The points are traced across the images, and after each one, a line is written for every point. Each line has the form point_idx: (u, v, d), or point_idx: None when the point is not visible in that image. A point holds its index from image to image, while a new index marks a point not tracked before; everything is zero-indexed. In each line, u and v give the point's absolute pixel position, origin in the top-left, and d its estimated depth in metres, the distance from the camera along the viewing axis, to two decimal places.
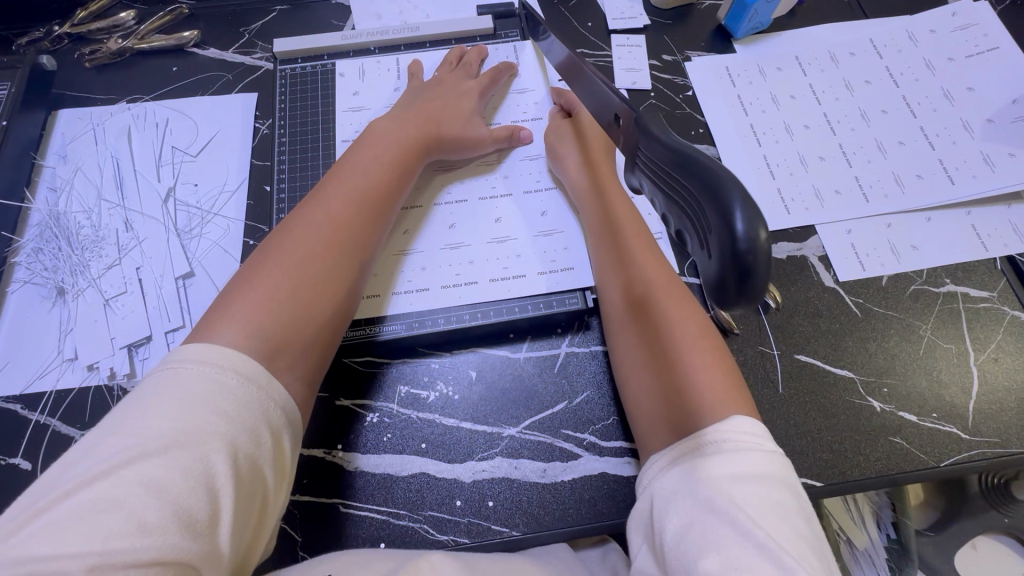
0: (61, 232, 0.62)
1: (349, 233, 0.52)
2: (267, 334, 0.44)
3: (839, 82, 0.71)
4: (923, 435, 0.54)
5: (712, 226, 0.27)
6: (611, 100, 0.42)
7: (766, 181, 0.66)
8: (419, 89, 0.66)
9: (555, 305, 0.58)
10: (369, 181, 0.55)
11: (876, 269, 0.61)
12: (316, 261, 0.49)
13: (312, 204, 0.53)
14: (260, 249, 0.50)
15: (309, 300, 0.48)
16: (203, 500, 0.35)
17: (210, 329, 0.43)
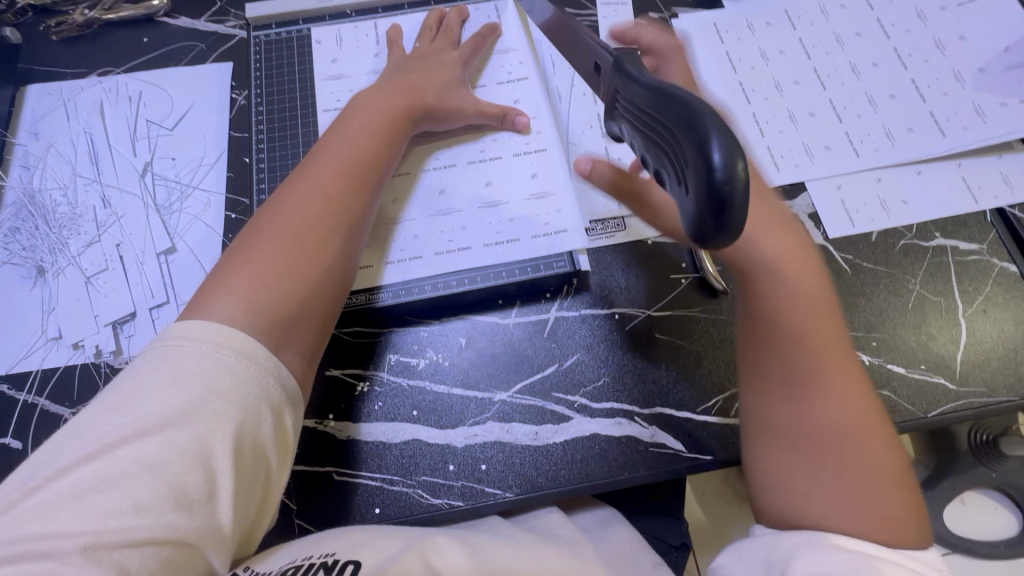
0: (38, 211, 0.61)
1: (344, 204, 0.50)
2: (266, 308, 0.42)
3: (830, 35, 0.69)
4: (911, 387, 0.54)
5: (688, 159, 0.28)
6: (592, 50, 0.41)
7: (756, 139, 0.65)
8: (401, 59, 0.64)
9: (543, 268, 0.58)
10: (360, 150, 0.53)
11: (865, 225, 0.61)
12: (310, 232, 0.47)
13: (302, 180, 0.50)
14: (251, 223, 0.47)
15: (306, 272, 0.46)
16: (200, 477, 0.35)
17: (204, 305, 0.41)
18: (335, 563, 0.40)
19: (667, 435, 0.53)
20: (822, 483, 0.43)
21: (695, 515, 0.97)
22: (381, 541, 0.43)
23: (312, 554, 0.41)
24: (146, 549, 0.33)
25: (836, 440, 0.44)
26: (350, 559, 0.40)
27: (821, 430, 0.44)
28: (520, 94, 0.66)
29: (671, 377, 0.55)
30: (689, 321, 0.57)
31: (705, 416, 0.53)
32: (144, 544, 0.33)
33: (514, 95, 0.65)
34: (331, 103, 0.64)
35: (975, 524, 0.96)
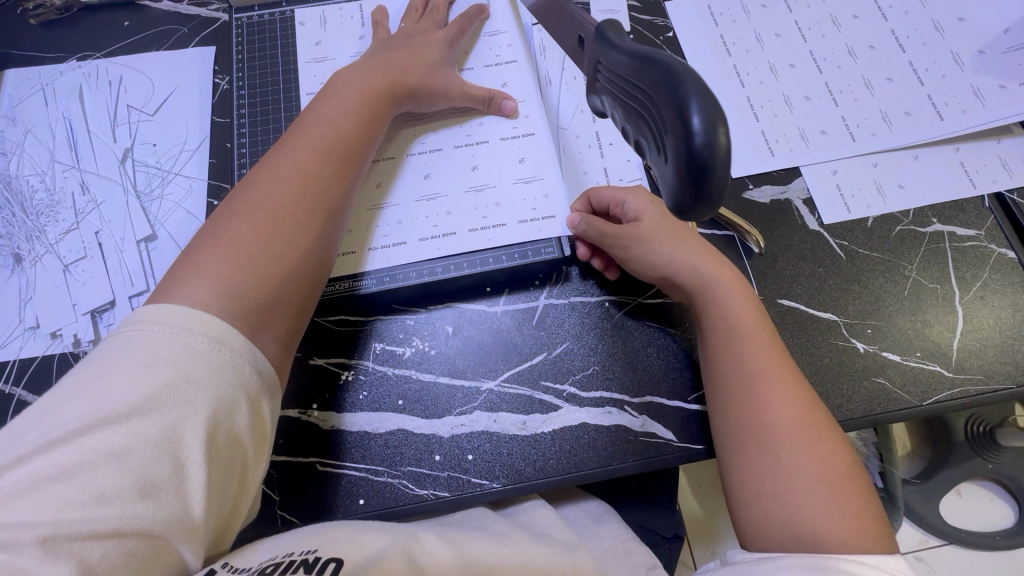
0: (15, 198, 0.59)
1: (322, 188, 0.48)
2: (239, 293, 0.41)
3: (826, 17, 0.68)
4: (906, 375, 0.53)
5: (668, 127, 0.27)
6: (574, 23, 0.40)
7: (750, 124, 0.63)
8: (384, 40, 0.62)
9: (531, 255, 0.56)
10: (341, 135, 0.51)
11: (861, 210, 0.60)
12: (285, 215, 0.46)
13: (277, 164, 0.48)
14: (224, 206, 0.46)
15: (281, 256, 0.44)
16: (169, 467, 0.34)
17: (174, 289, 0.40)
18: (317, 561, 0.38)
19: (657, 424, 0.52)
20: (795, 494, 0.43)
21: (690, 506, 0.96)
22: (364, 536, 0.41)
23: (293, 551, 0.39)
24: (110, 541, 0.32)
25: (800, 449, 0.45)
26: (331, 556, 0.38)
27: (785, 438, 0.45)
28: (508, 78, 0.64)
29: (662, 365, 0.54)
30: (681, 308, 0.56)
31: (697, 404, 0.52)
32: (108, 536, 0.32)
33: (504, 78, 0.64)
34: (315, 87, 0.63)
35: (972, 515, 0.95)
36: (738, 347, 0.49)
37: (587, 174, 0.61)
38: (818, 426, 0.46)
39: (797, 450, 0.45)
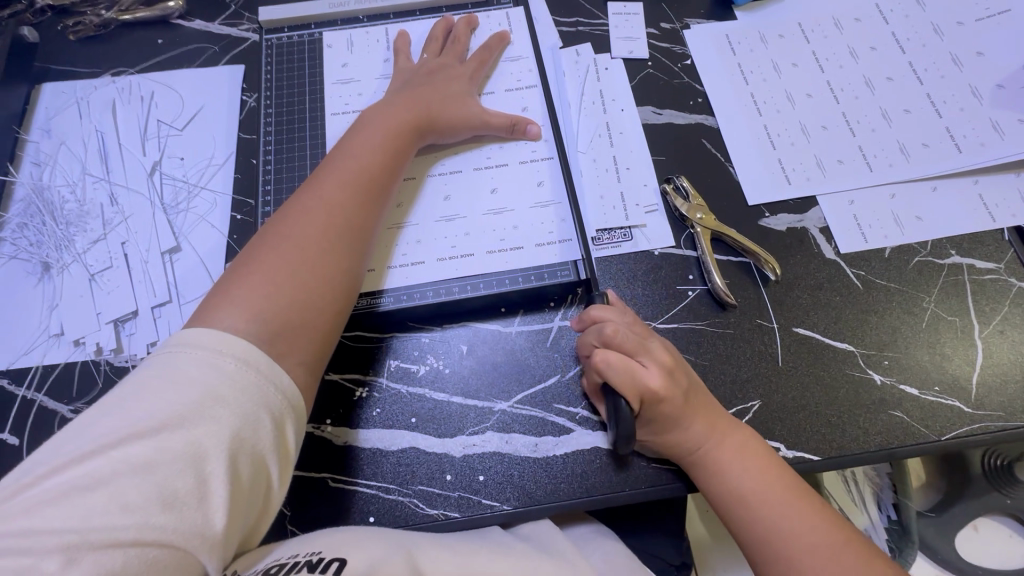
0: (46, 207, 0.61)
1: (352, 219, 0.50)
2: (268, 318, 0.42)
3: (844, 49, 0.69)
4: (924, 409, 0.53)
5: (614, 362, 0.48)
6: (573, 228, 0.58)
7: (767, 152, 0.64)
8: (410, 74, 0.64)
9: (547, 278, 0.57)
10: (370, 165, 0.53)
11: (878, 241, 0.60)
12: (313, 243, 0.47)
13: (309, 196, 0.50)
14: (258, 237, 0.48)
15: (308, 283, 0.46)
16: (193, 480, 0.35)
17: (209, 315, 0.42)
18: (321, 562, 0.39)
19: None
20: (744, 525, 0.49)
21: (697, 529, 0.95)
22: (368, 543, 0.41)
23: (300, 553, 0.40)
24: (132, 551, 0.32)
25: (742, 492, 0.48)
26: (335, 556, 0.39)
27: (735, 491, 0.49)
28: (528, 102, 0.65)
29: None
30: (696, 335, 0.56)
31: None
32: (131, 545, 0.32)
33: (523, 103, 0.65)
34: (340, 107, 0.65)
35: (990, 553, 0.93)
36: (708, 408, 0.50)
37: (604, 198, 0.61)
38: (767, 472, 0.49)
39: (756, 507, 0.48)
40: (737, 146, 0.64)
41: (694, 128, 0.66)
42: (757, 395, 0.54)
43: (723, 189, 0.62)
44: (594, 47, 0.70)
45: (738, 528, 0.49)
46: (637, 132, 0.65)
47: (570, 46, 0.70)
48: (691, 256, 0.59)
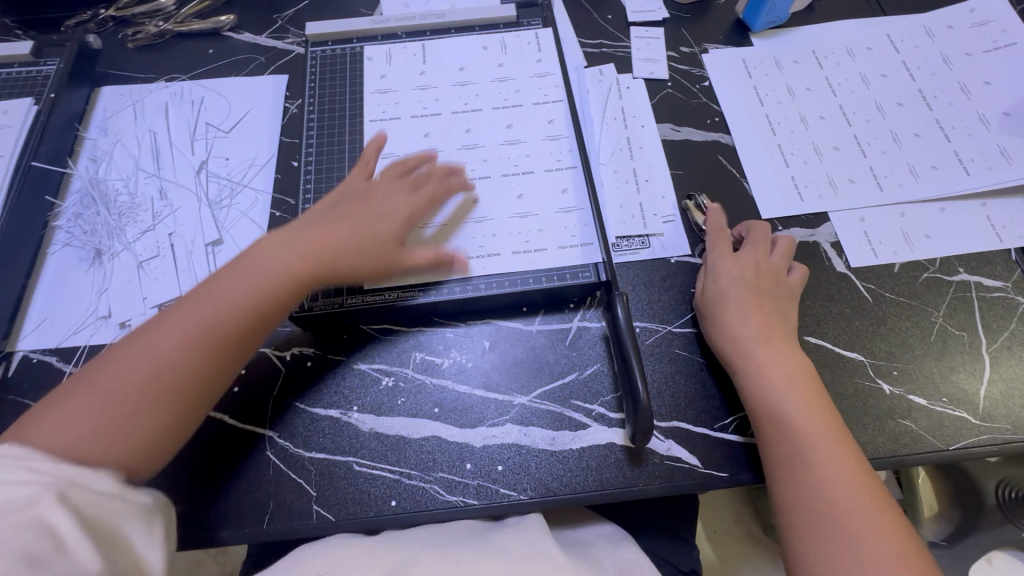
0: (101, 198, 0.65)
1: (227, 344, 0.49)
2: (79, 450, 0.42)
3: (856, 75, 0.72)
4: (933, 419, 0.54)
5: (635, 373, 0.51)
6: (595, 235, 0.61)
7: (781, 169, 0.67)
8: (349, 189, 0.60)
9: (568, 278, 0.59)
10: (260, 279, 0.51)
11: (888, 256, 0.62)
12: (163, 367, 0.46)
13: (191, 307, 0.49)
14: (114, 351, 0.48)
15: (146, 428, 0.45)
16: (52, 543, 0.36)
17: (28, 430, 0.43)
18: None
19: (682, 449, 0.53)
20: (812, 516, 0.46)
21: (706, 552, 0.94)
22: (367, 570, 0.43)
23: None
24: None
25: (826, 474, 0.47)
26: None
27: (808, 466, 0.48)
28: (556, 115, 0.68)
29: (689, 391, 0.56)
30: None
31: (722, 432, 0.54)
32: None
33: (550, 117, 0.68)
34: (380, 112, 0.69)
35: None
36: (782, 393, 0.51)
37: (623, 207, 0.65)
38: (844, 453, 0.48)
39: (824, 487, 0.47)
40: (752, 163, 0.67)
41: (711, 144, 0.69)
42: None
43: (737, 202, 0.65)
44: (616, 68, 0.74)
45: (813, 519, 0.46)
46: (656, 147, 0.68)
47: (594, 66, 0.74)
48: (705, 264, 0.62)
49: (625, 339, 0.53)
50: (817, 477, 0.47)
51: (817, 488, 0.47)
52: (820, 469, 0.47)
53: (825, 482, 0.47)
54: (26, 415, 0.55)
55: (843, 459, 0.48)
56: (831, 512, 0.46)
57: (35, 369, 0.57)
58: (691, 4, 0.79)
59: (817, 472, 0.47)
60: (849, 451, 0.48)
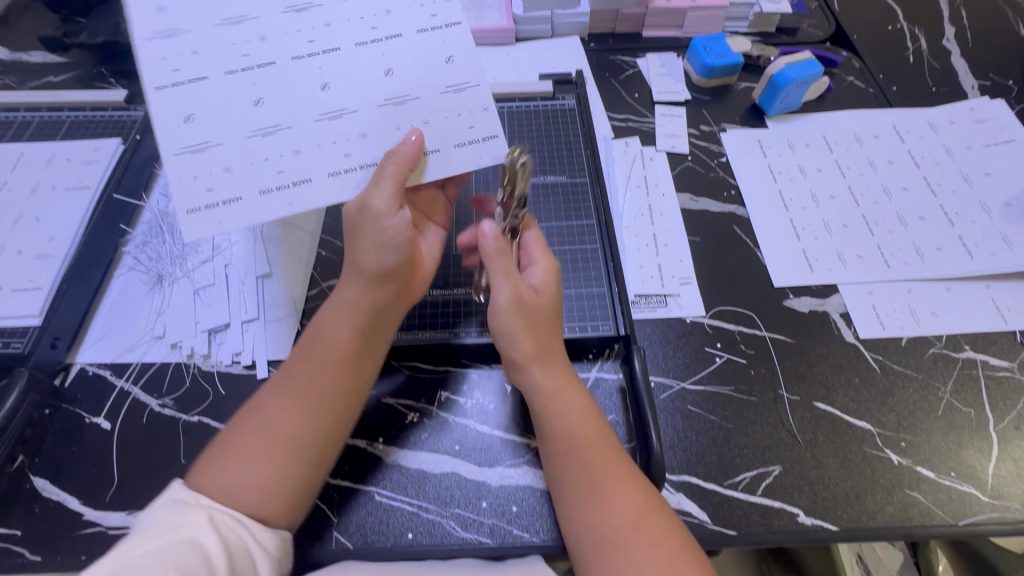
0: (167, 228, 0.72)
1: (348, 374, 0.52)
2: (267, 493, 0.47)
3: (864, 160, 0.78)
4: (941, 492, 0.55)
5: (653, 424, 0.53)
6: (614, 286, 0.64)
7: (792, 242, 0.71)
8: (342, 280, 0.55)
9: (589, 330, 0.62)
10: (357, 329, 0.53)
11: (895, 330, 0.65)
12: (285, 470, 0.48)
13: (305, 362, 0.52)
14: (234, 438, 0.49)
15: (293, 461, 0.49)
16: None
17: (208, 486, 0.47)
18: None
19: (693, 503, 0.55)
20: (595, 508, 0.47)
21: None
22: None
23: None
24: None
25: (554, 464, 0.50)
26: None
27: (567, 452, 0.49)
28: (482, 103, 0.54)
29: (701, 447, 0.58)
30: (721, 398, 0.60)
31: (732, 490, 0.55)
32: None
33: (469, 112, 0.54)
34: (191, 109, 0.49)
35: None
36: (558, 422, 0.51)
37: (643, 267, 0.69)
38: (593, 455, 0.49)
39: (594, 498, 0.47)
40: (766, 234, 0.72)
41: (727, 215, 0.74)
42: (779, 460, 0.57)
43: (750, 270, 0.69)
44: (641, 141, 0.81)
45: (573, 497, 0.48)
46: (675, 215, 0.74)
47: (620, 138, 0.82)
48: (718, 325, 0.65)
49: (644, 400, 0.56)
50: (599, 495, 0.47)
51: (573, 496, 0.48)
52: (605, 489, 0.47)
53: (608, 501, 0.47)
54: (78, 424, 0.59)
55: (623, 477, 0.48)
56: (606, 529, 0.46)
57: (91, 381, 0.62)
58: (711, 88, 0.87)
59: (604, 492, 0.47)
60: (627, 468, 0.49)
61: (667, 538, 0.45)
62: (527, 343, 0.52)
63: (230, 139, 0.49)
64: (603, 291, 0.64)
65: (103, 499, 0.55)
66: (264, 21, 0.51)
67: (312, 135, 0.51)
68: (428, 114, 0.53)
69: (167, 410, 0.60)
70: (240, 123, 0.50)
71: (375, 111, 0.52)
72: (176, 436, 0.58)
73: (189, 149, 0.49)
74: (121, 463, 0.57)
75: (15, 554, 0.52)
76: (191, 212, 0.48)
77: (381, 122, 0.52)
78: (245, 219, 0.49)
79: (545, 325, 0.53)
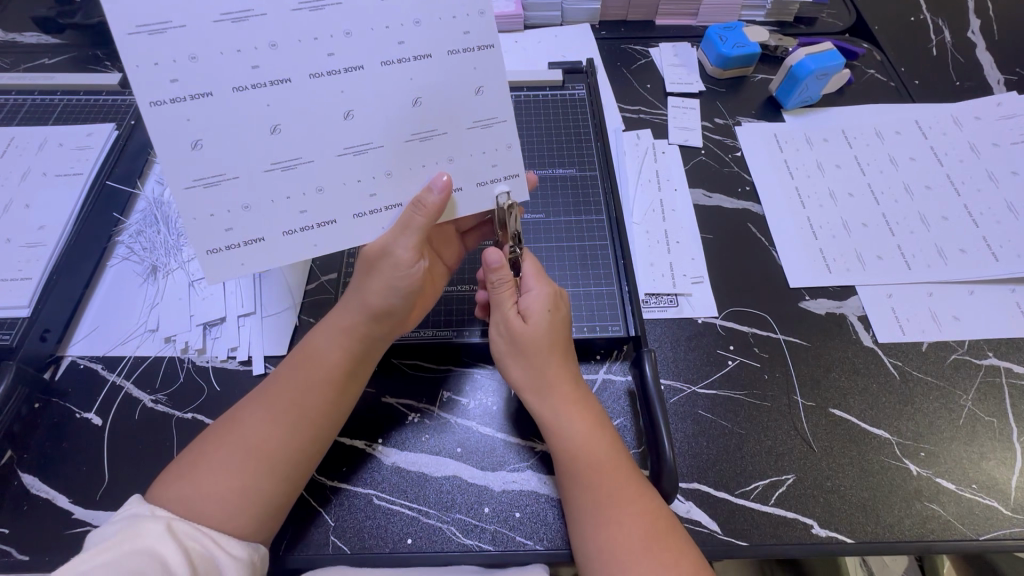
0: (162, 218, 0.69)
1: (334, 397, 0.51)
2: (228, 507, 0.45)
3: (885, 156, 0.75)
4: (961, 505, 0.53)
5: (664, 431, 0.51)
6: (622, 285, 0.62)
7: (809, 241, 0.69)
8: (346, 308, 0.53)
9: (597, 331, 0.60)
10: (350, 353, 0.52)
11: (915, 334, 0.62)
12: (258, 485, 0.46)
13: (290, 377, 0.51)
14: (207, 444, 0.48)
15: (267, 476, 0.47)
16: None
17: (169, 493, 0.45)
18: None
19: (702, 512, 0.53)
20: (606, 531, 0.45)
21: None
22: None
23: None
24: None
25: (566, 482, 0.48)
26: None
27: (579, 471, 0.47)
28: (509, 139, 0.49)
29: (711, 454, 0.55)
30: (733, 403, 0.58)
31: (743, 498, 0.53)
32: None
33: (496, 149, 0.49)
34: (197, 133, 0.42)
35: None
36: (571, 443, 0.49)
37: (654, 266, 0.67)
38: (606, 478, 0.47)
39: (606, 520, 0.45)
40: (782, 233, 0.69)
41: (741, 212, 0.71)
42: (792, 468, 0.55)
43: (765, 270, 0.67)
44: (653, 133, 0.79)
45: (585, 517, 0.46)
46: (687, 211, 0.71)
47: (631, 130, 0.79)
48: (730, 327, 0.63)
49: (655, 406, 0.53)
50: (606, 516, 0.45)
51: (583, 516, 0.46)
52: (613, 510, 0.45)
53: (618, 523, 0.45)
54: (67, 419, 0.57)
55: (632, 498, 0.46)
56: (616, 554, 0.43)
57: (81, 375, 0.60)
58: (726, 79, 0.84)
59: (613, 513, 0.45)
60: (638, 486, 0.47)
61: (679, 563, 0.43)
62: (519, 374, 0.52)
63: (248, 173, 0.44)
64: (612, 290, 0.62)
65: (93, 497, 0.53)
66: (274, 24, 0.41)
67: (335, 172, 0.46)
68: (454, 152, 0.48)
69: (160, 406, 0.58)
70: (253, 156, 0.44)
71: (400, 148, 0.46)
72: (169, 434, 0.56)
73: (201, 183, 0.43)
74: (112, 460, 0.55)
75: (1, 553, 0.50)
76: (208, 254, 0.45)
77: (404, 160, 0.47)
78: (265, 262, 0.47)
79: (537, 357, 0.51)
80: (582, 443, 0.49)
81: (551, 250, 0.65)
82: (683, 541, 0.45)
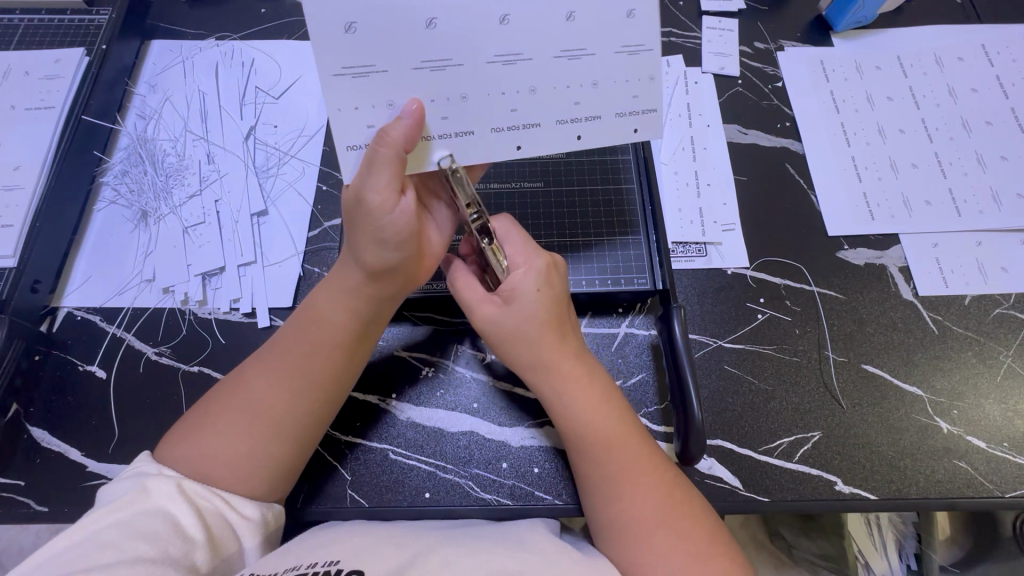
0: (148, 157, 0.64)
1: (342, 360, 0.48)
2: (241, 471, 0.44)
3: (943, 88, 0.67)
4: (990, 463, 0.52)
5: (691, 392, 0.48)
6: (649, 233, 0.58)
7: (853, 184, 0.63)
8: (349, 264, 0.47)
9: (622, 284, 0.56)
10: (357, 316, 0.48)
11: (959, 287, 0.58)
12: (266, 449, 0.44)
13: (297, 340, 0.47)
14: (212, 404, 0.46)
15: (279, 440, 0.45)
16: None
17: (174, 453, 0.44)
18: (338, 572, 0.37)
19: (725, 469, 0.51)
20: (618, 498, 0.44)
21: None
22: (383, 549, 0.40)
23: (316, 562, 0.38)
24: None
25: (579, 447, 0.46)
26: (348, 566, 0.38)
27: (592, 439, 0.45)
28: (653, 69, 0.44)
29: (737, 410, 0.54)
30: (762, 358, 0.56)
31: (767, 455, 0.52)
32: None
33: (610, 69, 0.43)
34: (353, 15, 0.39)
35: None
36: (589, 413, 0.46)
37: (682, 212, 0.62)
38: (629, 447, 0.45)
39: (618, 489, 0.44)
40: (823, 175, 0.63)
41: (780, 152, 0.65)
42: (821, 425, 0.53)
43: (802, 215, 0.62)
44: (685, 60, 0.70)
45: (597, 483, 0.45)
46: (720, 150, 0.65)
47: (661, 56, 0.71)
48: (762, 278, 0.59)
49: (683, 365, 0.50)
50: (620, 488, 0.44)
51: (598, 482, 0.45)
52: (632, 484, 0.44)
53: (635, 494, 0.43)
54: (70, 371, 0.55)
55: (653, 467, 0.45)
56: (631, 520, 0.43)
57: (80, 326, 0.57)
58: None
59: (626, 485, 0.44)
60: (653, 457, 0.45)
61: (698, 533, 0.42)
62: (511, 355, 0.48)
63: (399, 70, 0.41)
64: (639, 240, 0.58)
65: (105, 451, 0.52)
66: None
67: None
68: (600, 76, 0.43)
69: (165, 358, 0.56)
70: (406, 51, 0.41)
71: (547, 65, 0.43)
72: (176, 388, 0.55)
73: (351, 71, 0.40)
74: (121, 413, 0.54)
75: (20, 504, 0.50)
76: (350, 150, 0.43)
77: (549, 78, 0.43)
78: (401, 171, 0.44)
79: (526, 340, 0.47)
80: (598, 413, 0.46)
81: (571, 196, 0.60)
82: (704, 508, 0.45)
